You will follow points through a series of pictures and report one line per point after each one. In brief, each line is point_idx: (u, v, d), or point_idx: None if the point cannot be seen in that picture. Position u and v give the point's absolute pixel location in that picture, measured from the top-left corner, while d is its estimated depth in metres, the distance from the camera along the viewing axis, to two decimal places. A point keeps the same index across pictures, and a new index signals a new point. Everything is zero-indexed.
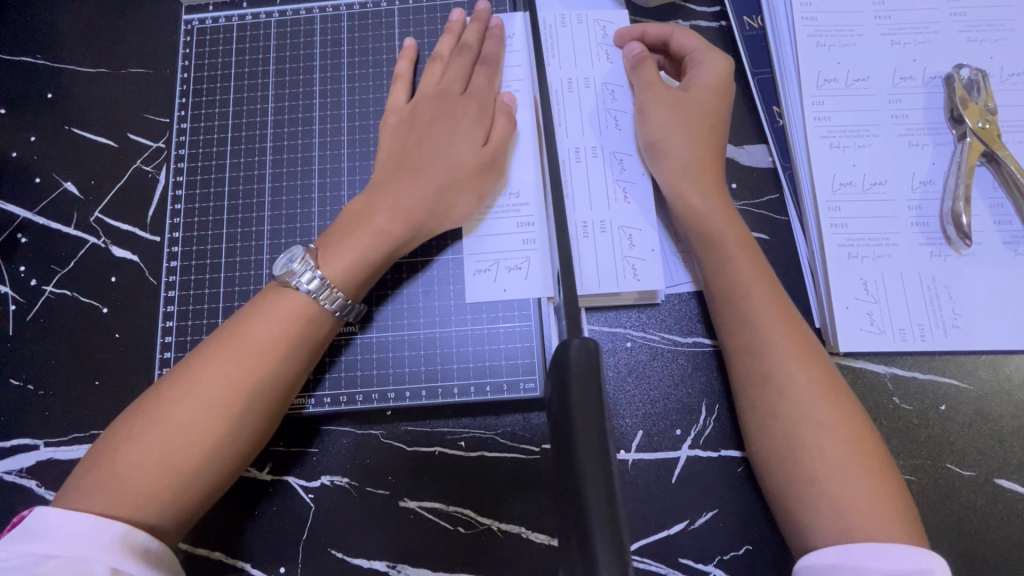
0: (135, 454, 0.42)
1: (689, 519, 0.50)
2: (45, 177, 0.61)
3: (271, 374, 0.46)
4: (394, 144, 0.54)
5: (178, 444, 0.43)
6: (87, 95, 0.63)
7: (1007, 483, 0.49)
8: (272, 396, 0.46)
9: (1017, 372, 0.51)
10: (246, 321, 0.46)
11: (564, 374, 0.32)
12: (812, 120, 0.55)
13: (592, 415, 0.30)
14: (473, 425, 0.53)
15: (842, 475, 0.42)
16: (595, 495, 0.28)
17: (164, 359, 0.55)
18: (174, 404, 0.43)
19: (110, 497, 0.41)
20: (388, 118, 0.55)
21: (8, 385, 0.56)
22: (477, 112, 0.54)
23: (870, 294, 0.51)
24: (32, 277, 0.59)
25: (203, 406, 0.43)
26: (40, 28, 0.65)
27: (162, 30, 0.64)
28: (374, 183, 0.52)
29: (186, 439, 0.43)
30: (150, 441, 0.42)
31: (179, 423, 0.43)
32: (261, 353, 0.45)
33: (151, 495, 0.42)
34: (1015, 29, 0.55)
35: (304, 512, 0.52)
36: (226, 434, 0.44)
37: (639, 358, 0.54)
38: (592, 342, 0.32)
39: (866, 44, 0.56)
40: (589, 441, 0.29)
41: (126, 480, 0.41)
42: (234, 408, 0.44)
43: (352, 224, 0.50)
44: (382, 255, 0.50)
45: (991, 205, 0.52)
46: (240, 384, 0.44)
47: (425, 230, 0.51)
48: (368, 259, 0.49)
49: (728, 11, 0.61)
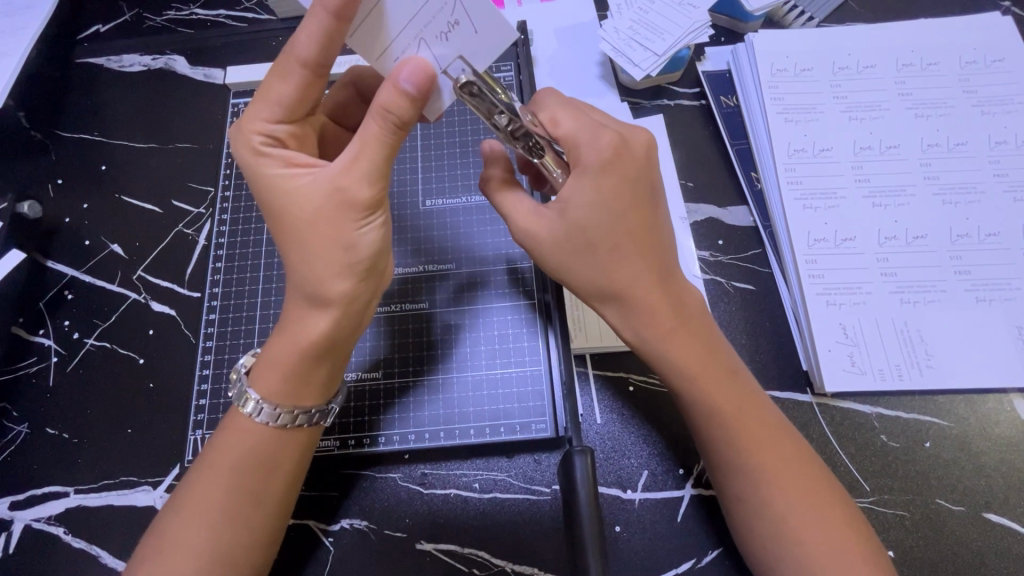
0: (186, 529, 0.44)
1: (695, 558, 0.52)
2: (94, 240, 0.68)
3: (251, 473, 0.46)
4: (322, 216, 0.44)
5: (224, 519, 0.44)
6: (137, 167, 0.71)
7: (994, 517, 0.52)
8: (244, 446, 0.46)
9: (992, 410, 0.55)
10: (306, 318, 0.46)
11: (572, 490, 0.45)
12: (787, 185, 0.62)
13: (592, 511, 0.43)
14: (486, 467, 0.56)
15: (813, 520, 0.44)
16: (591, 540, 0.42)
17: (197, 421, 0.58)
18: (228, 445, 0.46)
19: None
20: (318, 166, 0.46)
21: (44, 434, 0.60)
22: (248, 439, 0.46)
23: (849, 337, 0.56)
24: (75, 331, 0.64)
25: (237, 467, 0.45)
26: (98, 110, 0.74)
27: (209, 111, 0.73)
28: (292, 219, 0.45)
29: (260, 508, 0.46)
30: (223, 508, 0.45)
31: (230, 498, 0.45)
32: (267, 447, 0.46)
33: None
34: (956, 105, 0.64)
35: (324, 557, 0.54)
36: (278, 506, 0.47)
37: (642, 401, 0.58)
38: (589, 450, 0.45)
39: (828, 119, 0.64)
40: (590, 525, 0.43)
41: (185, 535, 0.44)
42: (245, 467, 0.46)
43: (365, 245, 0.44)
44: (300, 377, 0.46)
45: (951, 255, 0.58)
46: (249, 457, 0.46)
47: (332, 350, 0.46)
48: (295, 394, 0.46)
49: (707, 93, 0.70)
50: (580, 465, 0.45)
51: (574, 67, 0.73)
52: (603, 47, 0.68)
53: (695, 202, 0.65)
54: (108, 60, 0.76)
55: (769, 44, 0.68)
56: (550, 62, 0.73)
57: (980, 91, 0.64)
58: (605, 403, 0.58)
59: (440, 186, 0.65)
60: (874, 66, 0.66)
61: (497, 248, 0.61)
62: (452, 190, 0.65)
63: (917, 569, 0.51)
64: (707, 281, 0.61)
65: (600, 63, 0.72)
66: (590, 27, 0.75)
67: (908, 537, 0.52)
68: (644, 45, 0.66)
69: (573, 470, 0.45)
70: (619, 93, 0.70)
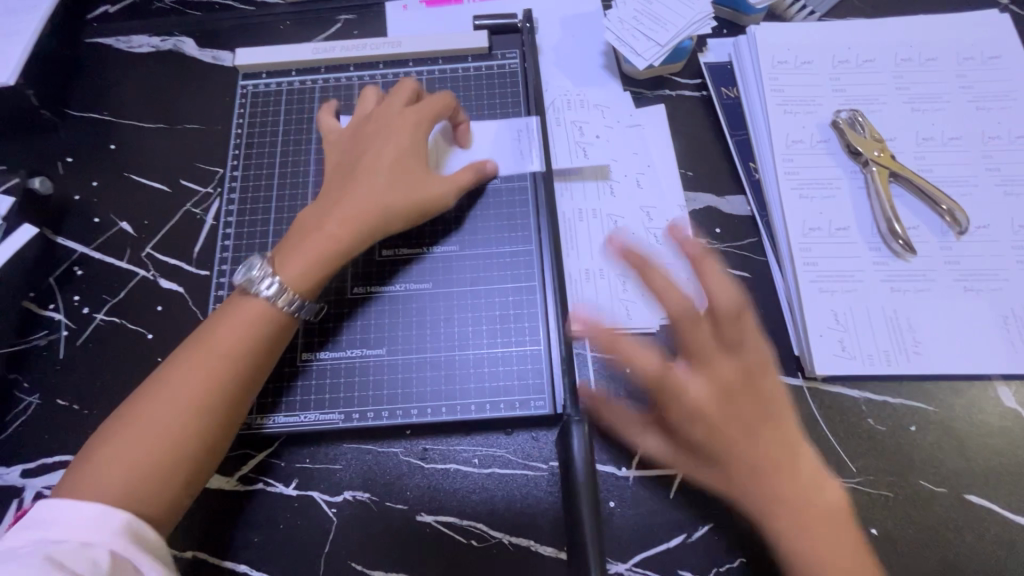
0: (131, 414, 0.47)
1: (685, 532, 0.54)
2: (103, 217, 0.69)
3: (247, 367, 0.50)
4: (391, 157, 0.57)
5: (180, 415, 0.47)
6: (146, 146, 0.72)
7: (976, 498, 0.54)
8: (212, 391, 0.48)
9: (976, 396, 0.57)
10: (210, 330, 0.50)
11: (569, 463, 0.47)
12: (784, 175, 0.64)
13: (589, 481, 0.45)
14: (486, 443, 0.58)
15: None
16: (587, 511, 0.44)
17: None
18: (179, 378, 0.48)
19: (123, 463, 0.45)
20: (377, 135, 0.59)
21: (55, 405, 0.61)
22: (165, 400, 0.47)
23: (841, 323, 0.58)
24: (84, 306, 0.65)
25: (150, 424, 0.46)
26: (108, 90, 0.75)
27: (217, 93, 0.74)
28: (353, 168, 0.57)
29: (199, 436, 0.47)
30: (164, 400, 0.47)
31: (165, 431, 0.46)
32: (247, 337, 0.50)
33: (121, 479, 0.44)
34: (952, 101, 0.65)
35: (327, 526, 0.56)
36: (230, 416, 0.49)
37: (638, 381, 0.59)
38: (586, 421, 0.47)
39: (826, 112, 0.66)
40: (586, 497, 0.44)
41: (148, 415, 0.46)
42: (165, 409, 0.47)
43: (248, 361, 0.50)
44: (337, 258, 0.54)
45: (941, 246, 0.60)
46: (235, 343, 0.50)
47: (385, 229, 0.56)
48: (320, 266, 0.53)
49: (708, 84, 0.71)
50: (577, 434, 0.47)
51: (578, 56, 0.74)
52: (607, 36, 0.69)
53: (694, 191, 0.66)
54: (118, 41, 0.77)
55: (770, 37, 0.69)
56: (554, 51, 0.74)
57: (975, 87, 0.65)
58: (602, 383, 0.59)
59: None
60: (872, 60, 0.67)
61: (499, 231, 0.63)
62: None
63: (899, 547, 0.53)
64: None
65: (604, 53, 0.73)
66: (594, 18, 0.76)
67: (890, 516, 0.54)
68: (647, 35, 0.67)
69: (572, 441, 0.47)
70: (622, 82, 0.72)
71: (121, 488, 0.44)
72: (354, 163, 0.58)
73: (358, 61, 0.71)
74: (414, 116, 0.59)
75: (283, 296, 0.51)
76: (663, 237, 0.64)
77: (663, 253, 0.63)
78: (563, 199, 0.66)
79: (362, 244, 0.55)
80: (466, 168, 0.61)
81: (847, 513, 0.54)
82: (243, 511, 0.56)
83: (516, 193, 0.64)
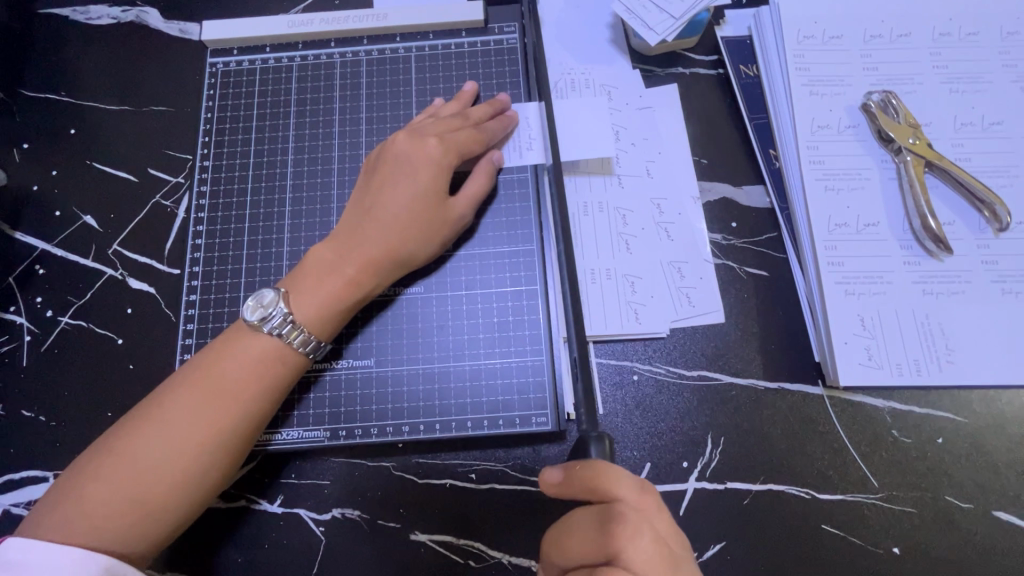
0: (122, 451, 0.43)
1: (696, 552, 0.51)
2: (65, 211, 0.63)
3: (257, 407, 0.46)
4: (415, 194, 0.52)
5: (182, 458, 0.43)
6: (109, 131, 0.65)
7: (1005, 516, 0.51)
8: (216, 438, 0.45)
9: (1009, 406, 0.53)
10: (219, 360, 0.47)
11: None
12: (809, 164, 0.58)
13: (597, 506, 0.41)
14: (484, 457, 0.54)
15: None
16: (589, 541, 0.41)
17: None
18: (179, 416, 0.44)
19: (114, 506, 0.42)
20: (399, 167, 0.53)
21: (20, 417, 0.57)
22: (161, 442, 0.43)
23: (867, 329, 0.54)
24: (48, 310, 0.60)
25: (147, 466, 0.43)
26: (65, 68, 0.68)
27: (185, 72, 0.67)
28: (377, 202, 0.53)
29: (196, 484, 0.44)
30: (165, 441, 0.43)
31: (159, 475, 0.43)
32: (260, 377, 0.47)
33: (112, 521, 0.42)
34: (994, 81, 0.59)
35: (315, 546, 0.52)
36: (234, 458, 0.46)
37: (646, 391, 0.55)
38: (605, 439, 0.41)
39: (856, 93, 0.60)
40: None
41: (145, 454, 0.43)
42: (161, 452, 0.43)
43: (254, 397, 0.46)
44: (356, 299, 0.51)
45: (978, 244, 0.55)
46: (246, 380, 0.46)
47: (403, 269, 0.53)
48: (343, 303, 0.50)
49: (725, 60, 0.65)
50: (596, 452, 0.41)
51: (582, 30, 0.67)
52: (615, 7, 0.62)
53: (709, 181, 0.61)
54: (74, 12, 0.70)
55: (795, 8, 0.62)
56: (556, 24, 0.67)
57: (1021, 65, 0.59)
58: (608, 392, 0.55)
59: None
60: (908, 35, 0.61)
61: (497, 228, 0.57)
62: None
63: (921, 567, 0.50)
64: (718, 266, 0.58)
65: (611, 26, 0.67)
66: None
67: (914, 534, 0.51)
68: (660, 7, 0.60)
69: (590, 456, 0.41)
70: (630, 59, 0.65)
71: (109, 532, 0.41)
72: (380, 192, 0.53)
73: (340, 36, 0.64)
74: (441, 149, 0.54)
75: (298, 336, 0.48)
76: (675, 232, 0.59)
77: (674, 250, 0.58)
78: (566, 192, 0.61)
79: (383, 284, 0.52)
80: (483, 174, 0.56)
81: (868, 532, 0.51)
82: (225, 530, 0.53)
83: (515, 186, 0.58)
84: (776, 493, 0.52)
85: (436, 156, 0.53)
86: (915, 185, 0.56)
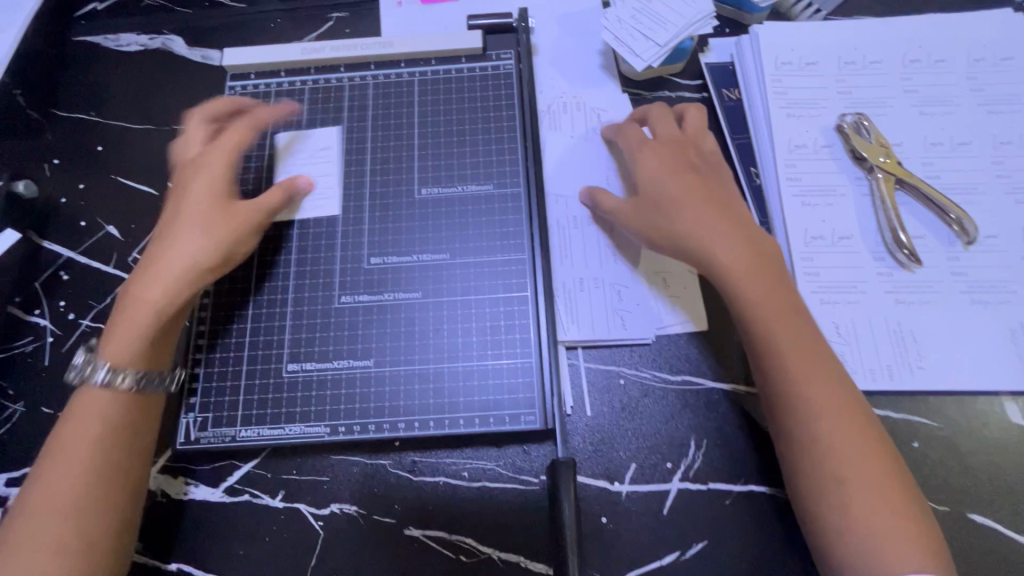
0: (45, 493, 0.47)
1: (679, 550, 0.53)
2: (90, 221, 0.67)
3: (121, 411, 0.50)
4: (192, 213, 0.57)
5: (60, 485, 0.47)
6: (133, 148, 0.70)
7: (980, 518, 0.52)
8: (88, 450, 0.48)
9: (983, 412, 0.55)
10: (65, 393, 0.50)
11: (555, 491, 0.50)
12: (786, 181, 0.62)
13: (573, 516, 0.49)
14: (475, 456, 0.56)
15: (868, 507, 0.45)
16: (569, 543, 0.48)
17: (189, 404, 0.57)
18: (59, 449, 0.48)
19: (35, 541, 0.45)
20: (187, 189, 0.58)
21: (40, 413, 0.60)
22: (54, 479, 0.47)
23: (842, 336, 0.56)
24: (70, 313, 0.64)
25: (35, 504, 0.46)
26: (94, 90, 0.73)
27: (206, 94, 0.72)
28: (170, 222, 0.57)
29: (110, 500, 0.47)
30: (46, 477, 0.47)
31: (50, 506, 0.46)
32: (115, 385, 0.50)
33: (46, 550, 0.45)
34: (962, 104, 0.63)
35: (313, 540, 0.55)
36: (136, 463, 0.50)
37: (632, 395, 0.58)
38: (566, 459, 0.51)
39: (830, 115, 0.64)
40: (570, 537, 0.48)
41: (51, 494, 0.46)
42: (47, 487, 0.47)
43: (112, 403, 0.50)
44: (164, 312, 0.53)
45: (948, 256, 0.58)
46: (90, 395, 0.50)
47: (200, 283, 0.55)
48: (155, 319, 0.52)
49: (709, 84, 0.68)
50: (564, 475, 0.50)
51: (575, 56, 0.72)
52: (604, 35, 0.67)
53: None
54: (106, 39, 0.76)
55: (773, 38, 0.67)
56: (551, 51, 0.72)
57: (986, 90, 0.63)
58: (595, 395, 0.58)
59: (436, 172, 0.64)
60: (879, 62, 0.65)
61: (491, 238, 0.61)
62: (447, 180, 0.64)
63: None
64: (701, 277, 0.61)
65: (602, 53, 0.71)
66: (592, 17, 0.74)
67: None
68: (646, 36, 0.65)
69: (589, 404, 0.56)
70: (619, 83, 0.70)
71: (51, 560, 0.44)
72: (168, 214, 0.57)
73: (349, 61, 0.69)
74: (224, 166, 0.59)
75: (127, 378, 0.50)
76: None
77: (659, 261, 0.62)
78: (556, 206, 0.64)
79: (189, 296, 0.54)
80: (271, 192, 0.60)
81: None
82: (228, 523, 0.55)
83: (509, 200, 0.62)
84: (756, 494, 0.54)
85: (207, 179, 0.58)
86: (886, 201, 0.59)
